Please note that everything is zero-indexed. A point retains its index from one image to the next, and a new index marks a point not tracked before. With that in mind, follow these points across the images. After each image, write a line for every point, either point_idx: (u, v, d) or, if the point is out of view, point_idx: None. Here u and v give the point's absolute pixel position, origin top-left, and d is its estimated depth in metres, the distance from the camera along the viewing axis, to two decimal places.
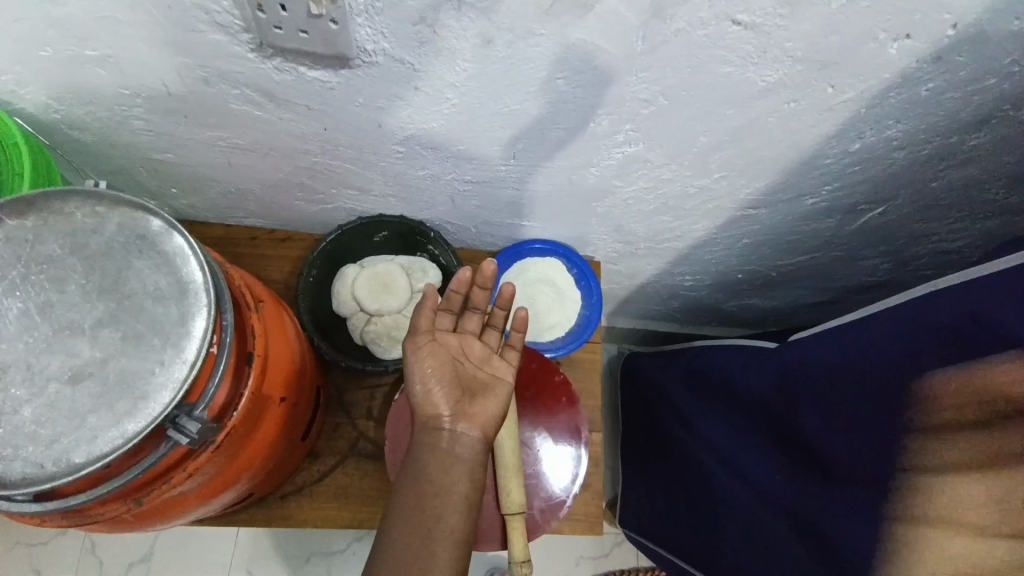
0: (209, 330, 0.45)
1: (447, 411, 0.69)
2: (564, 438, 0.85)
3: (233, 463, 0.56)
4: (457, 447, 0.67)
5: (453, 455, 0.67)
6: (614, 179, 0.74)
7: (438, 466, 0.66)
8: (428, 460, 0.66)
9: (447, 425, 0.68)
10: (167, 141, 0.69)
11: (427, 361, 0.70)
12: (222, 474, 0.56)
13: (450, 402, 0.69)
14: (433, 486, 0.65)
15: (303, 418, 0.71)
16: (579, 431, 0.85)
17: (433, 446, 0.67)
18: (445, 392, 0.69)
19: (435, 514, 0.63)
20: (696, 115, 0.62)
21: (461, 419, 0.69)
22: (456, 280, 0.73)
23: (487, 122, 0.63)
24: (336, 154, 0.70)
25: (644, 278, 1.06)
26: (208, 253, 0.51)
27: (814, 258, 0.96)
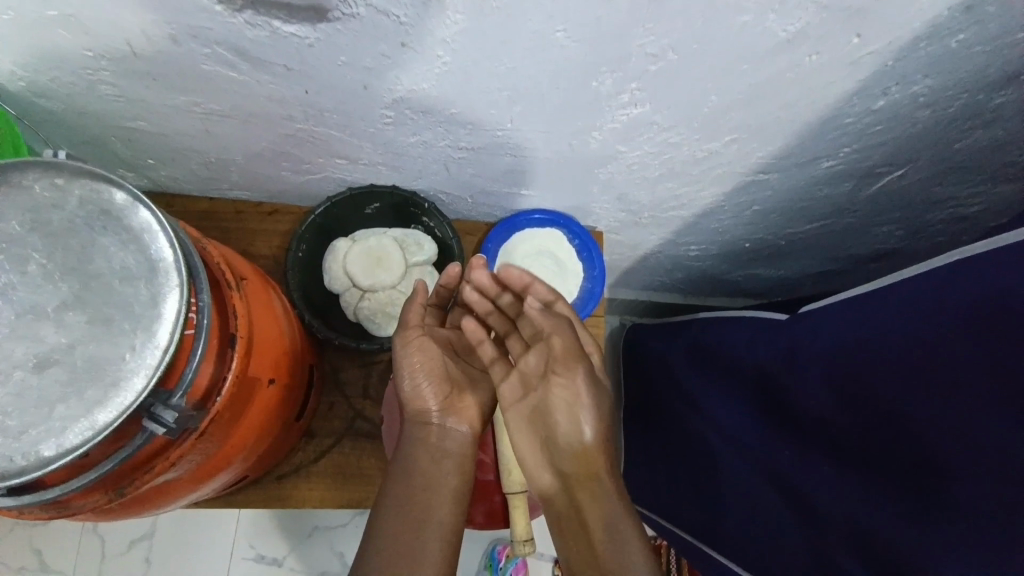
0: (181, 313, 0.42)
1: (436, 406, 0.69)
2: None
3: (223, 446, 0.54)
4: (447, 441, 0.69)
5: (442, 447, 0.68)
6: (618, 144, 0.70)
7: (430, 457, 0.67)
8: (420, 454, 0.67)
9: (437, 422, 0.69)
10: (139, 108, 0.64)
11: (417, 356, 0.68)
12: (212, 458, 0.53)
13: (439, 400, 0.69)
14: (427, 480, 0.66)
15: (296, 398, 0.68)
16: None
17: (423, 441, 0.68)
18: (435, 389, 0.69)
19: (428, 506, 0.64)
20: (708, 72, 0.57)
21: (449, 417, 0.70)
22: (445, 275, 0.72)
23: (482, 81, 0.58)
24: (321, 121, 0.65)
25: (648, 248, 1.02)
26: (179, 228, 0.48)
27: (825, 225, 0.91)
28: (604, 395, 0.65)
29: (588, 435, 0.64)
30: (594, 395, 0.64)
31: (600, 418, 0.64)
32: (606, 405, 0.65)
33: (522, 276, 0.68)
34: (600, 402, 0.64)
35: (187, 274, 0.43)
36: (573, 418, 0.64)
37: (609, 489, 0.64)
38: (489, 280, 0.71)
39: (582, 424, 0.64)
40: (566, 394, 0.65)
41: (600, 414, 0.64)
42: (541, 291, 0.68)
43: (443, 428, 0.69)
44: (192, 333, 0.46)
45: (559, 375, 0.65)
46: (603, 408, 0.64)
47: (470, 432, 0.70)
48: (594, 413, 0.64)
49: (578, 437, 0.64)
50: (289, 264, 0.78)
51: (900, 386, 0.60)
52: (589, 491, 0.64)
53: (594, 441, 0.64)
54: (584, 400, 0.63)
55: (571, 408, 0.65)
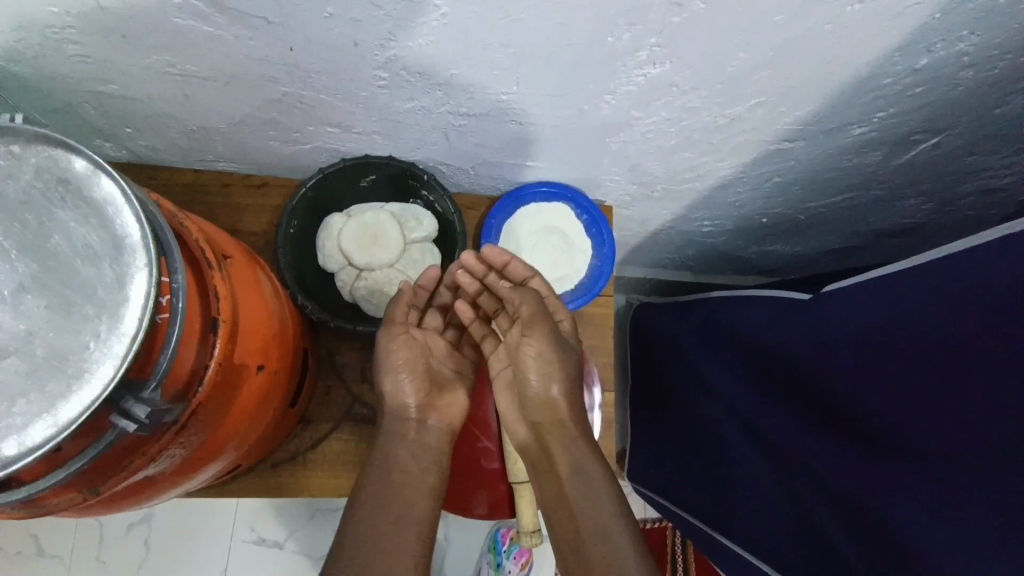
0: (150, 296, 0.37)
1: (416, 404, 0.67)
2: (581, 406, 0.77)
3: (210, 437, 0.49)
4: (427, 436, 0.67)
5: (424, 442, 0.66)
6: (632, 110, 0.64)
7: (412, 452, 0.65)
8: (400, 449, 0.64)
9: (416, 417, 0.67)
10: (110, 71, 0.58)
11: (401, 354, 0.66)
12: (199, 450, 0.49)
13: (419, 397, 0.67)
14: (407, 474, 0.63)
15: (290, 383, 0.64)
16: (593, 396, 0.78)
17: (403, 437, 0.65)
18: (415, 386, 0.67)
19: (409, 501, 0.61)
20: (737, 23, 0.51)
21: (428, 418, 0.68)
22: (424, 276, 0.69)
23: (484, 36, 0.52)
24: (308, 83, 0.60)
25: (659, 223, 0.97)
26: (148, 200, 0.43)
27: (849, 198, 0.86)
28: (572, 355, 0.66)
29: (556, 392, 0.65)
30: (561, 353, 0.65)
31: (565, 374, 0.65)
32: (573, 364, 0.66)
33: (502, 254, 0.68)
34: (566, 360, 0.65)
35: (156, 251, 0.38)
36: (542, 379, 0.65)
37: (575, 436, 0.64)
38: (479, 264, 0.68)
39: (551, 382, 0.65)
40: (536, 354, 0.65)
41: (567, 372, 0.65)
42: (517, 268, 0.68)
43: (422, 425, 0.67)
44: (167, 319, 0.41)
45: (527, 339, 0.65)
46: (570, 367, 0.66)
47: (442, 430, 0.68)
48: (561, 371, 0.65)
49: (546, 396, 0.65)
50: (280, 239, 0.73)
51: (937, 371, 0.55)
52: (557, 440, 0.65)
53: (562, 396, 0.65)
54: (553, 358, 0.65)
55: (540, 367, 0.65)
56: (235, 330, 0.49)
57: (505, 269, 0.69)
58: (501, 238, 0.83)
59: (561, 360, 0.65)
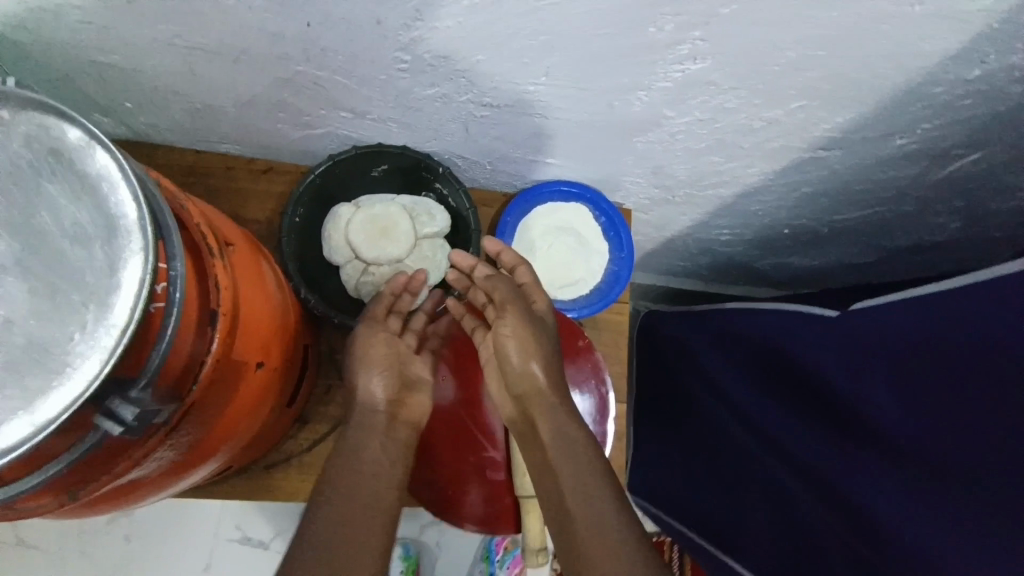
0: (145, 285, 0.33)
1: (385, 401, 0.64)
2: (594, 415, 0.73)
3: (204, 440, 0.45)
4: (397, 431, 0.63)
5: (396, 440, 0.63)
6: (664, 107, 0.61)
7: (385, 446, 0.61)
8: (369, 440, 0.60)
9: (386, 414, 0.63)
10: (111, 39, 0.54)
11: (377, 348, 0.65)
12: (190, 453, 0.45)
13: (390, 393, 0.64)
14: (381, 470, 0.59)
15: (290, 381, 0.60)
16: (607, 405, 0.74)
17: (373, 430, 0.61)
18: (388, 384, 0.64)
19: (380, 493, 0.57)
20: (789, 17, 0.48)
21: (399, 415, 0.65)
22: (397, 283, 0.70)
23: (516, 20, 0.48)
24: (323, 63, 0.56)
25: (676, 229, 0.94)
26: (147, 178, 0.39)
27: (877, 211, 0.83)
28: (548, 332, 0.66)
29: (535, 368, 0.63)
30: (536, 330, 0.64)
31: (543, 351, 0.63)
32: (551, 343, 0.65)
33: (495, 244, 0.69)
34: (542, 338, 0.64)
35: (155, 235, 0.35)
36: (520, 358, 0.63)
37: (556, 406, 0.61)
38: (469, 259, 0.70)
39: (530, 360, 0.63)
40: (511, 333, 0.63)
41: (545, 347, 0.64)
42: (508, 257, 0.69)
43: (392, 423, 0.63)
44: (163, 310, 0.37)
45: (502, 321, 0.64)
46: (547, 345, 0.64)
47: (406, 425, 0.65)
48: (539, 346, 0.63)
49: (526, 376, 0.63)
50: (285, 229, 0.70)
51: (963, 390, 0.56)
52: (540, 412, 0.62)
53: (541, 375, 0.63)
54: (529, 335, 0.63)
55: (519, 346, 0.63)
56: (235, 322, 0.45)
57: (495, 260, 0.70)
58: (515, 237, 0.79)
59: (537, 338, 0.64)
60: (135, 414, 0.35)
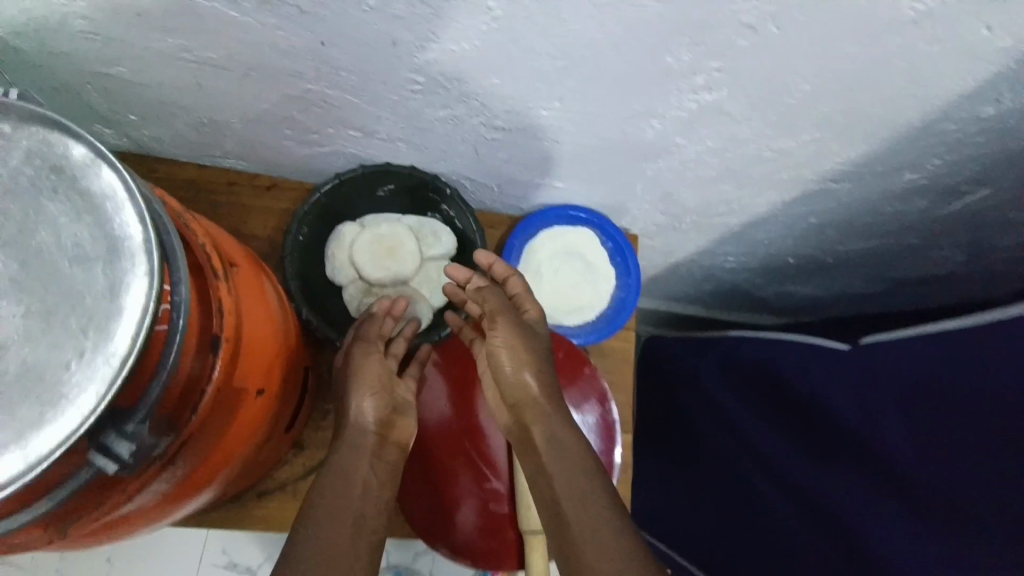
0: (148, 311, 0.32)
1: (376, 421, 0.60)
2: (600, 440, 0.71)
3: (199, 471, 0.43)
4: (388, 452, 0.59)
5: (387, 463, 0.59)
6: (677, 136, 0.60)
7: (374, 467, 0.57)
8: (360, 460, 0.56)
9: (376, 435, 0.59)
10: (119, 51, 0.53)
11: (370, 368, 0.61)
12: (185, 485, 0.43)
13: (382, 414, 0.60)
14: (370, 493, 0.55)
15: (289, 407, 0.58)
16: (614, 430, 0.72)
17: (362, 449, 0.57)
18: (380, 405, 0.60)
19: (367, 514, 0.53)
20: (807, 49, 0.47)
21: (388, 436, 0.60)
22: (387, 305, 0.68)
23: (533, 45, 0.48)
24: (335, 81, 0.55)
25: (681, 255, 0.93)
26: (153, 198, 0.37)
27: (883, 243, 0.83)
28: (542, 340, 0.62)
29: (530, 378, 0.59)
30: (530, 338, 0.61)
31: (535, 358, 0.60)
32: (545, 350, 0.62)
33: (486, 256, 0.68)
34: (533, 345, 0.61)
35: (160, 258, 0.33)
36: (515, 368, 0.60)
37: (554, 415, 0.58)
38: (463, 271, 0.68)
39: (525, 369, 0.60)
40: (505, 342, 0.60)
41: (540, 356, 0.61)
42: (501, 267, 0.67)
43: (382, 443, 0.59)
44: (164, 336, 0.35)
45: (494, 330, 0.61)
46: (542, 353, 0.61)
47: (396, 447, 0.61)
48: (533, 356, 0.60)
49: (522, 387, 0.60)
50: (287, 247, 0.68)
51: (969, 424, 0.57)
52: (536, 422, 0.58)
53: (537, 384, 0.59)
54: (522, 343, 0.60)
55: (514, 356, 0.60)
56: (237, 348, 0.43)
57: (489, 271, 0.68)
58: (521, 261, 0.78)
59: (532, 346, 0.61)
60: (131, 450, 0.33)
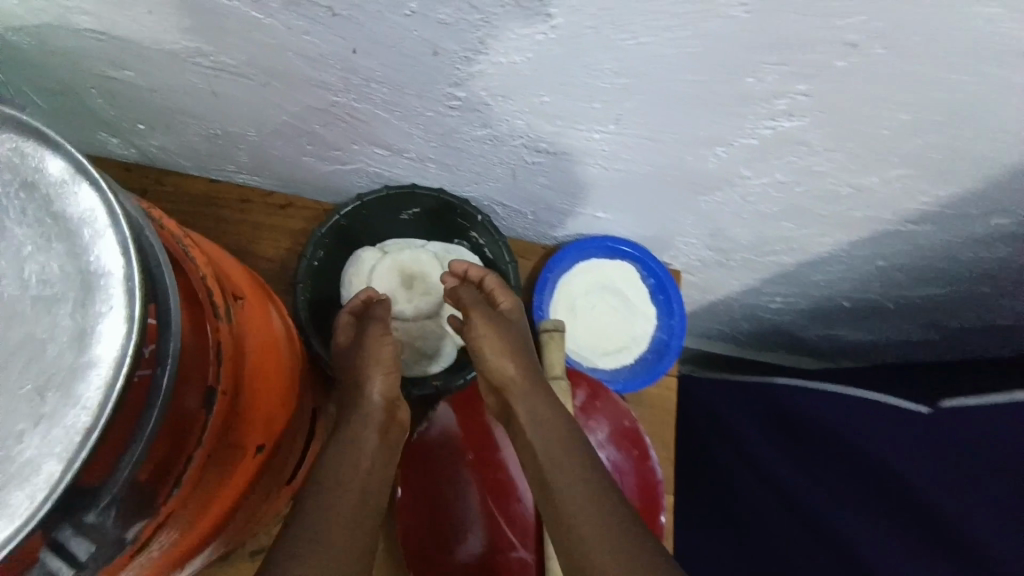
0: (119, 376, 0.25)
1: (382, 401, 0.53)
2: (639, 488, 0.64)
3: (189, 529, 0.36)
4: (393, 432, 0.53)
5: (391, 444, 0.52)
6: (743, 167, 0.54)
7: (381, 448, 0.50)
8: (371, 435, 0.49)
9: (385, 418, 0.52)
10: (128, 53, 0.48)
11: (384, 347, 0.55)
12: (170, 551, 0.35)
13: (390, 394, 0.53)
14: (375, 471, 0.48)
15: (293, 446, 0.50)
16: (656, 489, 0.64)
17: (366, 421, 0.50)
18: (390, 384, 0.54)
19: (369, 490, 0.46)
20: (913, 75, 0.41)
21: (395, 417, 0.54)
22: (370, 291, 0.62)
23: (595, 59, 0.42)
24: (364, 94, 0.50)
25: (723, 293, 0.86)
26: (145, 221, 0.31)
27: (954, 291, 0.75)
28: (522, 327, 0.59)
29: (511, 365, 0.54)
30: (508, 327, 0.57)
31: (518, 342, 0.56)
32: (526, 337, 0.58)
33: (459, 264, 0.63)
34: (512, 331, 0.57)
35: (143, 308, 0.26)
36: (495, 354, 0.55)
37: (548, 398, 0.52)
38: (451, 280, 0.64)
39: (506, 355, 0.54)
40: (484, 328, 0.56)
41: (520, 345, 0.56)
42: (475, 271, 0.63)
43: (389, 423, 0.53)
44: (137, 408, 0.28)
45: (472, 320, 0.57)
46: (520, 341, 0.57)
47: (399, 428, 0.54)
48: (514, 343, 0.56)
49: (503, 373, 0.54)
50: (300, 273, 0.62)
51: None
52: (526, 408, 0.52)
53: (517, 369, 0.54)
54: (496, 333, 0.56)
55: (495, 342, 0.55)
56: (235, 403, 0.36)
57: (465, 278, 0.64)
58: (555, 295, 0.72)
59: (509, 335, 0.56)
60: (88, 552, 0.28)
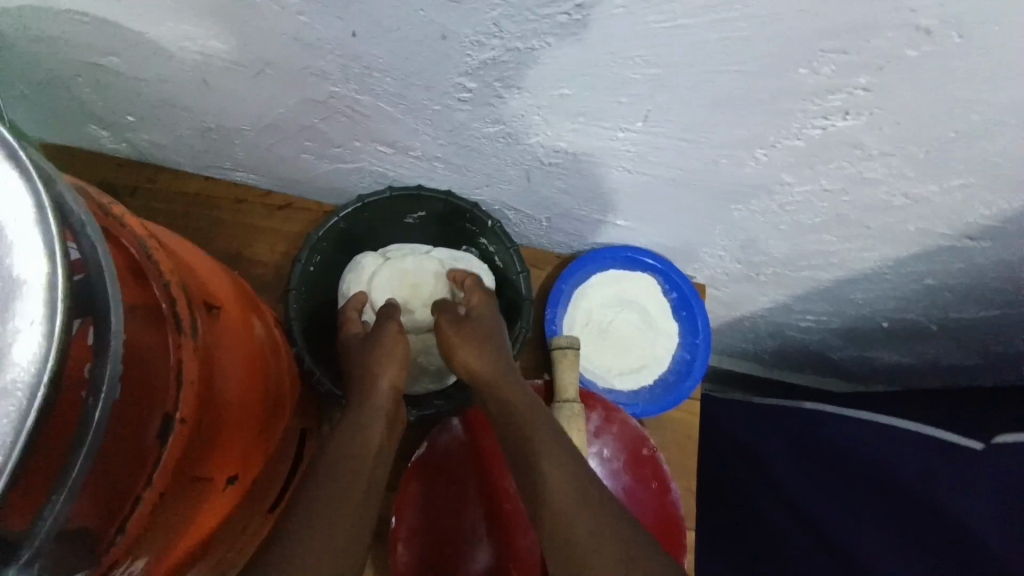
0: (40, 402, 0.21)
1: (390, 396, 0.50)
2: (658, 514, 0.58)
3: (178, 540, 0.33)
4: (396, 427, 0.51)
5: (395, 430, 0.51)
6: (783, 172, 0.48)
7: (384, 437, 0.48)
8: (375, 425, 0.47)
9: (389, 415, 0.50)
10: (112, 37, 0.44)
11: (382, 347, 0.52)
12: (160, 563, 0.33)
13: (397, 388, 0.51)
14: (381, 457, 0.47)
15: (289, 447, 0.48)
16: (677, 516, 0.58)
17: (364, 413, 0.48)
18: (395, 379, 0.51)
19: (376, 476, 0.45)
20: (997, 68, 0.35)
21: (400, 411, 0.52)
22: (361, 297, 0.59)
23: (626, 46, 0.37)
24: (367, 85, 0.45)
25: (749, 310, 0.80)
26: (88, 217, 0.27)
27: (1009, 315, 0.68)
28: (495, 319, 0.56)
29: (480, 367, 0.52)
30: (477, 327, 0.54)
31: (489, 337, 0.54)
32: (500, 331, 0.56)
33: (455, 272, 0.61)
34: (484, 327, 0.55)
35: (67, 320, 0.23)
36: (465, 357, 0.53)
37: (524, 399, 0.49)
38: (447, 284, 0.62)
39: (473, 356, 0.52)
40: (450, 332, 0.54)
41: (494, 346, 0.53)
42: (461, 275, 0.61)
43: (396, 414, 0.51)
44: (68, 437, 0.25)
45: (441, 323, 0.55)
46: (494, 340, 0.54)
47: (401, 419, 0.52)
48: (486, 345, 0.53)
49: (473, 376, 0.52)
50: (293, 279, 0.57)
51: None
52: (501, 410, 0.50)
53: (487, 372, 0.52)
54: (463, 335, 0.54)
55: (464, 343, 0.53)
56: (207, 428, 0.33)
57: (458, 280, 0.61)
58: (569, 309, 0.66)
59: (477, 335, 0.54)
60: None
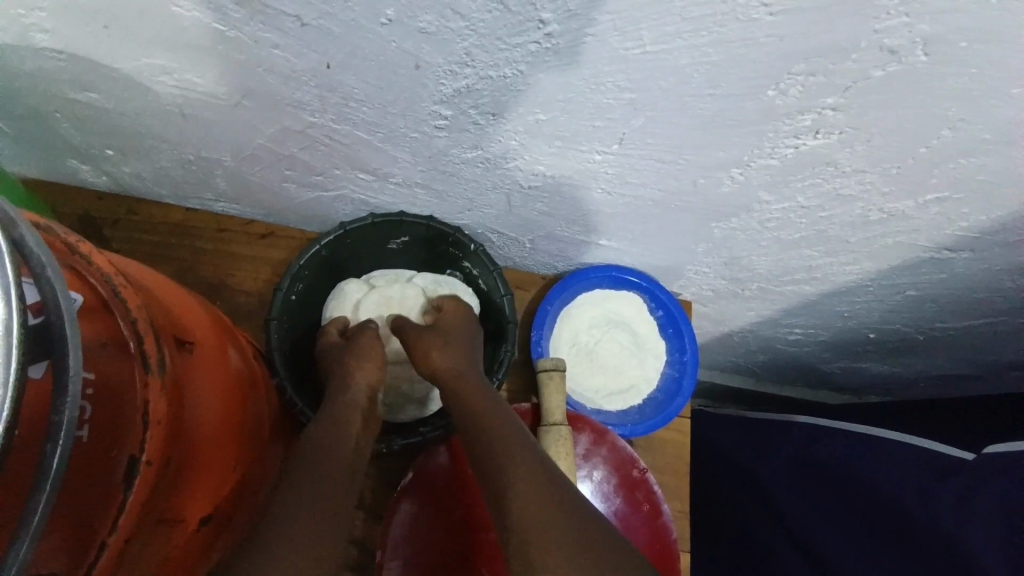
0: None
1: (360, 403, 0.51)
2: (650, 541, 0.57)
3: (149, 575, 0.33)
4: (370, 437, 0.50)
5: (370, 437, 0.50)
6: (761, 190, 0.49)
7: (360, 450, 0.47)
8: (347, 437, 0.47)
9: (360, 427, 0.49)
10: (89, 73, 0.44)
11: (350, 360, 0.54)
12: None
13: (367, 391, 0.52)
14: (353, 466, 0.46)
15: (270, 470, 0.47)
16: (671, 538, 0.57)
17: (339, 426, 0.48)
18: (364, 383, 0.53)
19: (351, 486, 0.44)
20: (961, 88, 0.36)
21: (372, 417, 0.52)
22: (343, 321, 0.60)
23: (598, 71, 0.37)
24: (344, 114, 0.45)
25: (737, 325, 0.80)
26: (47, 254, 0.27)
27: (993, 324, 0.69)
28: (461, 328, 0.57)
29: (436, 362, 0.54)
30: (436, 331, 0.56)
31: (449, 339, 0.56)
32: (465, 337, 0.57)
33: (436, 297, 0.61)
34: (447, 330, 0.57)
35: (22, 364, 0.22)
36: (424, 355, 0.55)
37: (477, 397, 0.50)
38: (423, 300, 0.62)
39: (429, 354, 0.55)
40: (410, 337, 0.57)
41: (455, 347, 0.55)
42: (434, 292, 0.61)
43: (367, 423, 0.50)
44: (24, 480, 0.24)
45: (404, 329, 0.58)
46: (454, 343, 0.56)
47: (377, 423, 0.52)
48: (445, 345, 0.55)
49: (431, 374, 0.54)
50: (274, 309, 0.56)
51: None
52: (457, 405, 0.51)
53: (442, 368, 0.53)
54: (421, 337, 0.56)
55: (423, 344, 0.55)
56: (177, 460, 0.33)
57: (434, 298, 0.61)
58: (555, 330, 0.66)
59: (436, 336, 0.56)
60: None
